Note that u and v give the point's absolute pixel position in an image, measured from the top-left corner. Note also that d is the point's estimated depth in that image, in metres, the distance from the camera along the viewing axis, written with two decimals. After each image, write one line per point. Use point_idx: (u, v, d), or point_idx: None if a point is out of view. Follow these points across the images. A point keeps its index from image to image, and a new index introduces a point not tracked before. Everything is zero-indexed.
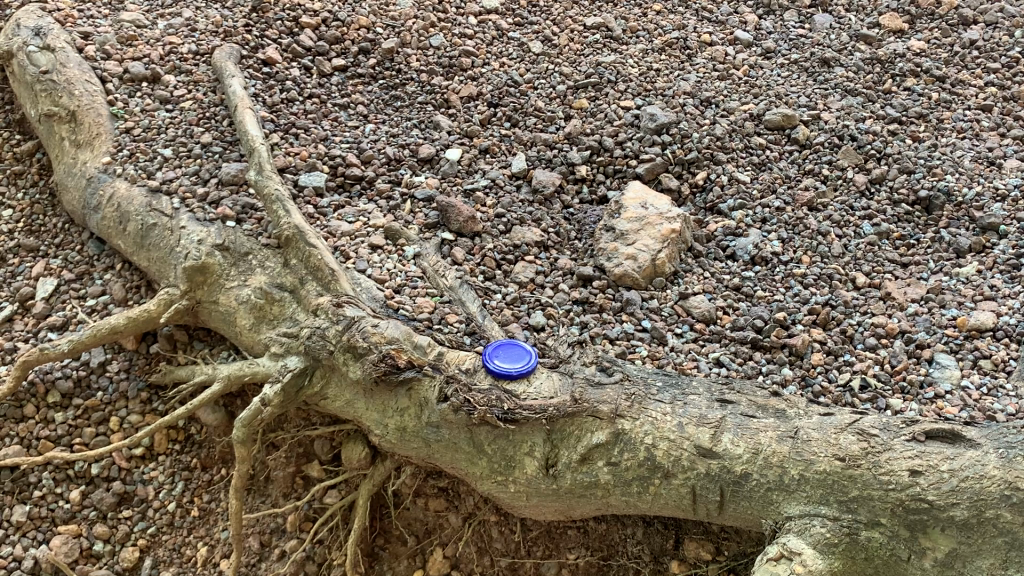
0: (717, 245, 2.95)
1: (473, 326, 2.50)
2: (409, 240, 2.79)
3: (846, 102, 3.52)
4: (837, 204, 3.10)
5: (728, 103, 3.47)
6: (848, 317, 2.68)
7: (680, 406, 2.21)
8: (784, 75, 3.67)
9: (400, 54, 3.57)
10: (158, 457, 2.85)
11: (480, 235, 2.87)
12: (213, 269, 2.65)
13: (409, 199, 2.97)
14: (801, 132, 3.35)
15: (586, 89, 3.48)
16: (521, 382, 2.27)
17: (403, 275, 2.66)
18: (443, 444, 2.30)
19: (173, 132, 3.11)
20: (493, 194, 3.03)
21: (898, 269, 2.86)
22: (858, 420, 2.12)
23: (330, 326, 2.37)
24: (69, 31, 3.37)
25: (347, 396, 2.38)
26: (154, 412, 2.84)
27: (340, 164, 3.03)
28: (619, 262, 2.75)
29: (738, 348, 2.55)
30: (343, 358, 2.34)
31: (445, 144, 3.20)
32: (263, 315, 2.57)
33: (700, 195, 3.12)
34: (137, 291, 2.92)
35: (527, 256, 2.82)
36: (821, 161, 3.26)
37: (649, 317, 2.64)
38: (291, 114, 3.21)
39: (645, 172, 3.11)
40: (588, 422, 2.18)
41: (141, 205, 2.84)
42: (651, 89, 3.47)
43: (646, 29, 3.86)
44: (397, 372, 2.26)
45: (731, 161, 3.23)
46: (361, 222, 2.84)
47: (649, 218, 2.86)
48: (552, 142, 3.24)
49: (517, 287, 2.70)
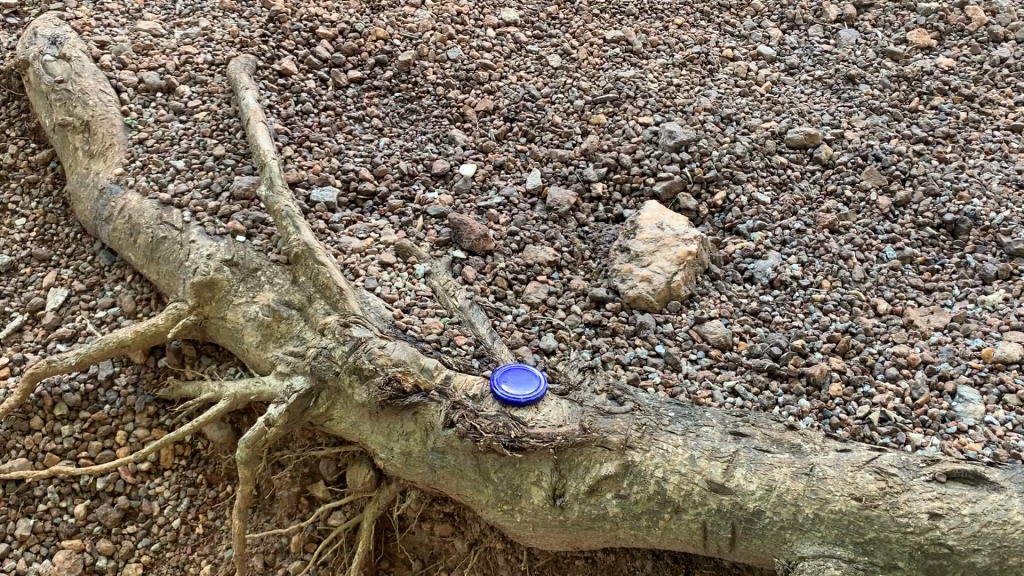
0: (735, 267, 2.88)
1: (483, 348, 2.45)
2: (420, 258, 2.75)
3: (871, 121, 3.44)
4: (860, 227, 3.03)
5: (750, 120, 3.40)
6: (868, 346, 2.60)
7: (692, 438, 2.15)
8: (808, 92, 3.60)
9: (417, 66, 3.53)
10: (164, 473, 2.82)
11: (492, 254, 2.82)
12: (221, 285, 2.62)
13: (422, 215, 2.93)
14: (823, 151, 3.28)
15: (605, 104, 3.42)
16: (528, 410, 2.23)
17: (413, 294, 2.62)
18: (449, 470, 2.25)
19: (187, 143, 3.09)
20: (507, 211, 2.99)
21: (921, 295, 2.79)
22: (875, 458, 2.06)
23: (337, 347, 2.36)
24: (85, 40, 3.36)
25: (352, 419, 2.35)
26: (161, 427, 2.82)
27: (353, 178, 3.00)
28: (633, 285, 2.69)
29: (755, 376, 2.48)
30: (349, 380, 2.31)
31: (460, 159, 3.16)
32: (270, 333, 2.53)
33: (719, 215, 3.06)
34: (146, 304, 2.91)
35: (539, 276, 2.77)
36: (844, 181, 3.19)
37: (664, 342, 2.58)
38: (306, 126, 3.18)
39: (663, 191, 3.05)
40: (598, 453, 2.12)
41: (153, 217, 2.83)
42: (671, 104, 3.41)
43: (668, 43, 3.79)
44: (403, 396, 2.24)
45: (752, 180, 3.16)
46: (372, 238, 2.79)
47: (665, 239, 2.79)
48: (568, 158, 3.18)
49: (529, 309, 2.66)
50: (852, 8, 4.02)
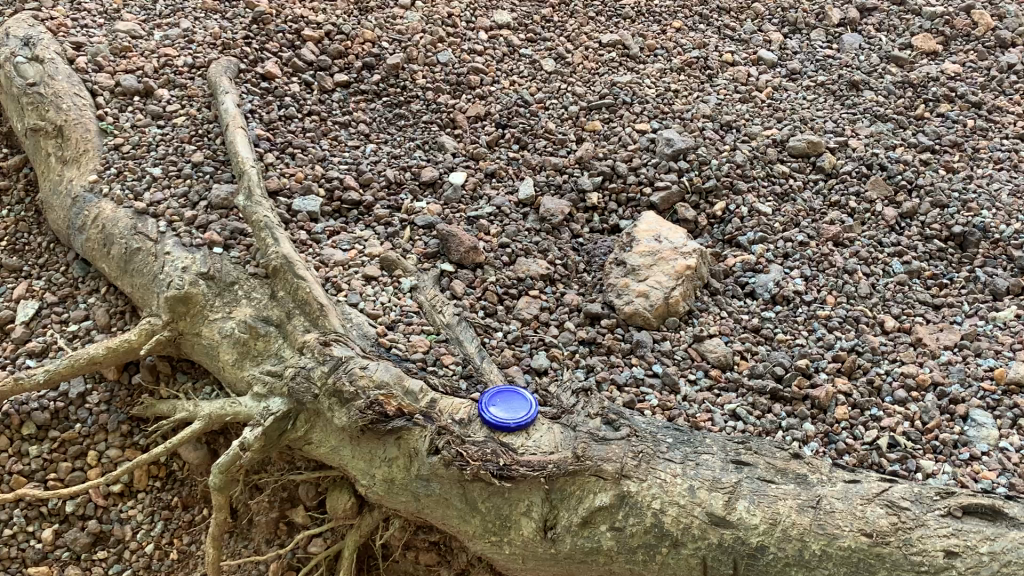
0: (735, 282, 2.76)
1: (471, 368, 2.33)
2: (406, 271, 2.61)
3: (875, 128, 3.33)
4: (865, 239, 2.91)
5: (751, 127, 3.28)
6: (875, 366, 2.48)
7: (692, 467, 2.03)
8: (811, 98, 3.49)
9: (406, 70, 3.40)
10: (138, 495, 2.69)
11: (482, 267, 2.69)
12: (196, 300, 2.49)
13: (409, 225, 2.80)
14: (827, 160, 3.16)
15: (600, 110, 3.30)
16: (519, 435, 2.11)
17: (398, 310, 2.49)
18: (434, 499, 2.13)
19: (164, 149, 2.96)
20: (498, 222, 2.86)
21: (930, 312, 2.67)
22: (886, 489, 1.95)
23: (316, 367, 2.24)
24: (60, 41, 3.23)
25: (332, 443, 2.22)
26: (135, 447, 2.71)
27: (337, 186, 2.87)
28: (629, 300, 2.56)
29: (757, 398, 2.36)
30: (328, 403, 2.19)
31: (449, 166, 3.03)
32: (247, 350, 2.40)
33: (718, 227, 2.94)
34: (121, 318, 2.79)
35: (531, 290, 2.64)
36: (848, 191, 3.07)
37: (661, 361, 2.46)
38: (289, 132, 3.05)
39: (661, 202, 2.92)
40: (591, 482, 2.00)
41: (127, 227, 2.70)
42: (669, 111, 3.29)
43: (666, 47, 3.67)
44: (386, 420, 2.12)
45: (753, 190, 3.04)
46: (357, 250, 2.67)
47: (663, 252, 2.66)
48: (562, 167, 3.06)
49: (520, 325, 2.53)
50: (855, 11, 3.90)
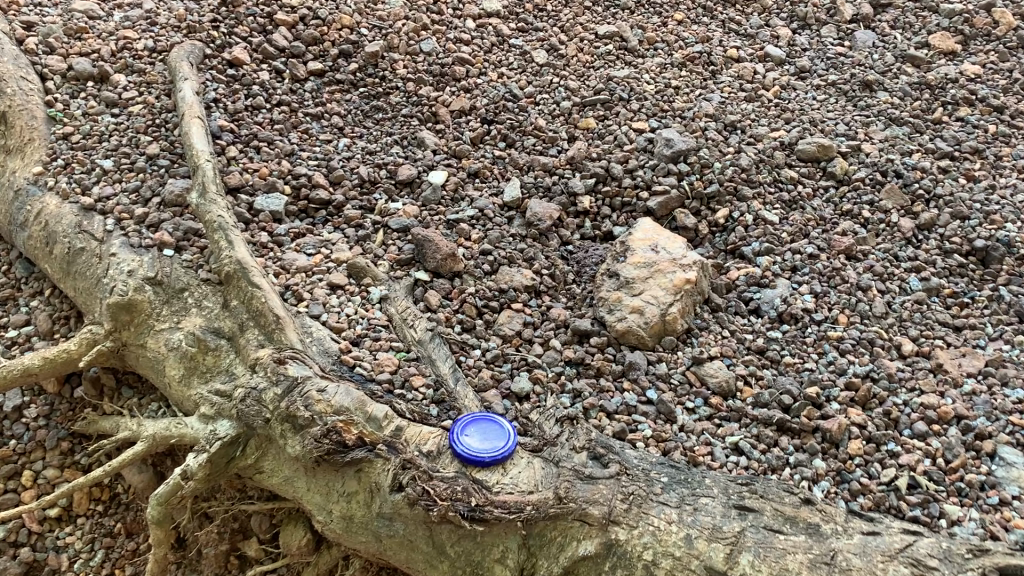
0: (738, 297, 2.53)
1: (443, 392, 2.08)
2: (376, 279, 2.36)
3: (890, 132, 3.09)
4: (880, 252, 2.68)
5: (756, 129, 3.04)
6: (892, 395, 2.24)
7: (689, 512, 1.79)
8: (821, 98, 3.25)
9: (386, 59, 3.14)
10: (78, 520, 2.45)
11: (461, 276, 2.45)
12: (142, 307, 2.24)
13: (382, 228, 2.55)
14: (838, 165, 2.92)
15: (595, 107, 3.05)
16: (494, 470, 1.87)
17: (365, 323, 2.24)
18: (397, 540, 1.88)
19: (117, 139, 2.71)
20: (480, 226, 2.61)
21: (951, 334, 2.43)
22: (910, 545, 1.71)
23: (268, 388, 2.00)
24: (10, 21, 2.98)
25: (285, 473, 2.00)
26: (75, 466, 2.44)
27: (305, 184, 2.62)
28: (622, 316, 2.32)
29: (762, 430, 2.12)
30: (281, 429, 1.95)
31: (429, 164, 2.78)
32: (194, 366, 2.16)
33: (720, 235, 2.71)
34: (65, 323, 2.54)
35: (514, 303, 2.39)
36: (861, 200, 2.83)
37: (656, 386, 2.22)
38: (255, 123, 2.80)
39: (658, 207, 2.69)
40: (574, 528, 1.77)
41: (71, 224, 2.45)
42: (669, 109, 3.05)
43: (666, 41, 3.43)
44: (344, 450, 1.88)
45: (758, 197, 2.80)
46: (322, 254, 2.42)
47: (660, 263, 2.41)
48: (552, 167, 2.81)
49: (500, 342, 2.29)
50: (869, 8, 3.67)
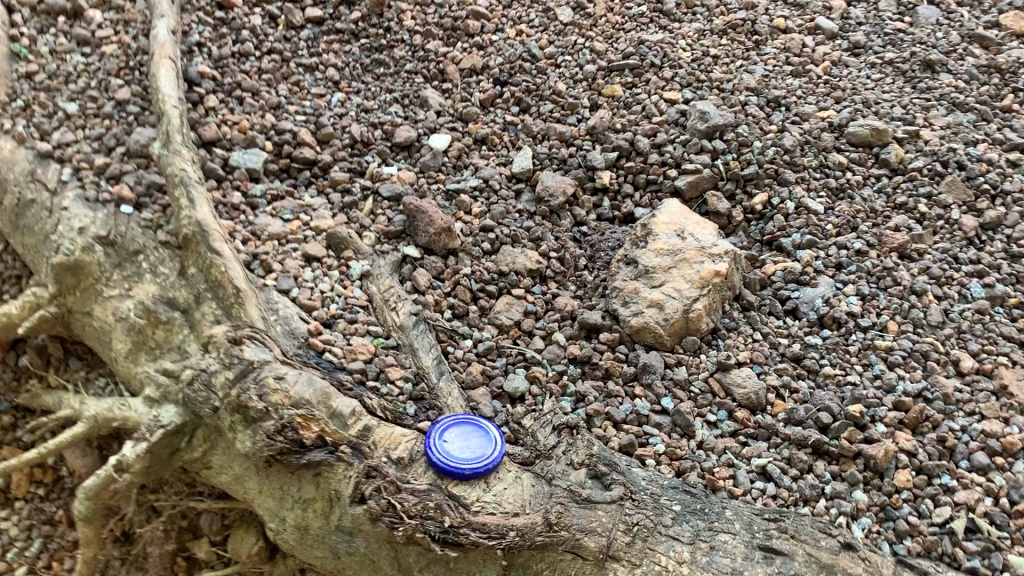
0: (774, 295, 2.22)
1: (423, 388, 1.80)
2: (359, 253, 2.07)
3: (953, 118, 2.73)
4: (937, 252, 2.34)
5: (802, 106, 2.71)
6: (947, 419, 1.91)
7: (704, 551, 1.52)
8: (876, 77, 2.90)
9: (393, 8, 2.82)
10: (15, 503, 2.18)
11: (456, 254, 2.15)
12: (90, 271, 1.96)
13: (372, 195, 2.26)
14: (893, 152, 2.57)
15: (622, 73, 2.72)
16: (475, 485, 1.57)
17: (341, 302, 1.95)
18: (358, 559, 1.61)
19: (85, 81, 2.43)
20: (483, 198, 2.31)
21: (1017, 351, 2.07)
22: None
23: (219, 372, 1.70)
24: None
25: (235, 471, 1.72)
26: (16, 444, 2.18)
27: (289, 141, 2.32)
28: (638, 310, 2.01)
29: (795, 453, 1.82)
30: (230, 420, 1.67)
31: (431, 127, 2.47)
32: (142, 341, 1.87)
33: (756, 224, 2.39)
34: (15, 283, 2.23)
35: (515, 289, 2.09)
36: (918, 192, 2.49)
37: (673, 394, 1.93)
38: (241, 71, 2.50)
39: (687, 188, 2.38)
40: (565, 562, 1.51)
41: (24, 173, 2.13)
42: (705, 79, 2.73)
43: (706, 5, 3.09)
44: (301, 451, 1.58)
45: (801, 182, 2.48)
46: (300, 221, 2.12)
47: (687, 252, 2.08)
48: (570, 137, 2.50)
49: (496, 332, 2.00)
50: None
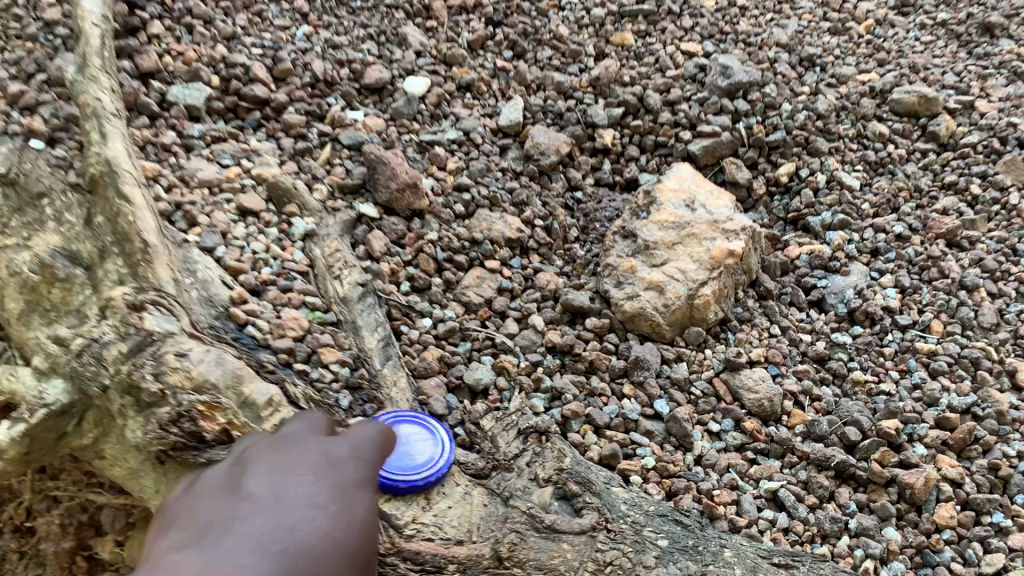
0: (797, 282, 1.87)
1: (361, 374, 1.48)
2: (306, 208, 1.74)
3: (1015, 89, 2.37)
4: (991, 242, 2.00)
5: (840, 67, 2.35)
6: (1001, 442, 1.60)
7: None
8: (926, 39, 2.54)
9: None
10: None
11: (423, 216, 1.82)
12: None
13: (330, 143, 1.93)
14: (944, 124, 2.21)
15: (635, 19, 2.37)
16: (412, 501, 1.21)
17: (277, 265, 1.63)
18: None
19: None
20: (461, 152, 1.98)
21: None
22: None
23: (113, 344, 1.37)
24: None
25: (130, 465, 1.40)
26: None
27: (239, 75, 1.98)
28: (633, 293, 1.68)
29: (812, 476, 1.51)
30: (121, 404, 1.36)
31: (408, 68, 2.13)
32: (36, 301, 1.47)
33: (779, 198, 2.06)
34: None
35: (490, 261, 1.79)
36: (970, 171, 2.14)
37: (669, 396, 1.61)
38: None
39: (701, 153, 2.04)
40: None
41: None
42: (730, 31, 2.38)
43: None
44: (201, 447, 1.28)
45: (835, 153, 2.13)
46: (240, 168, 1.80)
47: (696, 226, 1.74)
48: (570, 88, 2.16)
49: (463, 312, 1.69)
50: None
